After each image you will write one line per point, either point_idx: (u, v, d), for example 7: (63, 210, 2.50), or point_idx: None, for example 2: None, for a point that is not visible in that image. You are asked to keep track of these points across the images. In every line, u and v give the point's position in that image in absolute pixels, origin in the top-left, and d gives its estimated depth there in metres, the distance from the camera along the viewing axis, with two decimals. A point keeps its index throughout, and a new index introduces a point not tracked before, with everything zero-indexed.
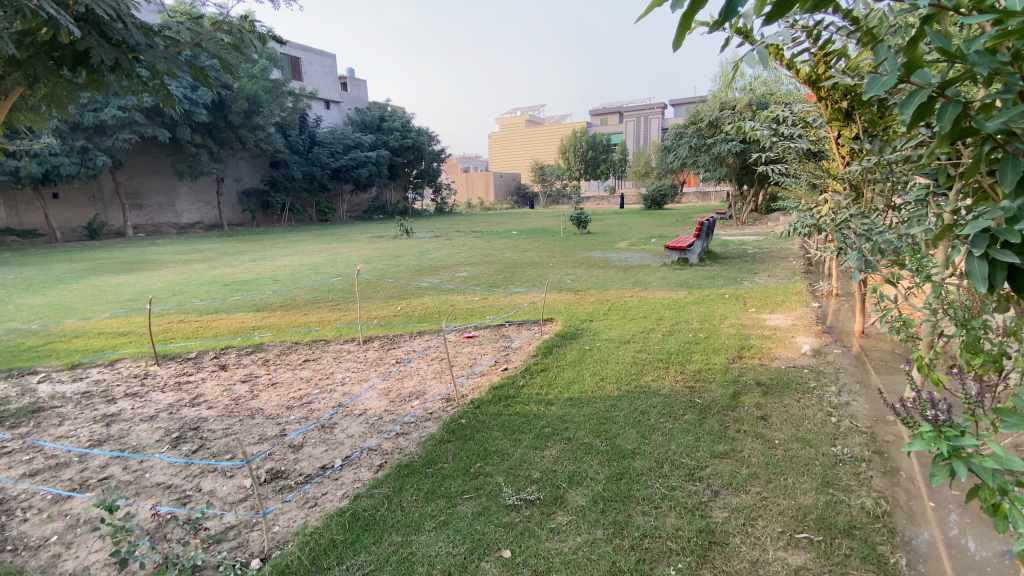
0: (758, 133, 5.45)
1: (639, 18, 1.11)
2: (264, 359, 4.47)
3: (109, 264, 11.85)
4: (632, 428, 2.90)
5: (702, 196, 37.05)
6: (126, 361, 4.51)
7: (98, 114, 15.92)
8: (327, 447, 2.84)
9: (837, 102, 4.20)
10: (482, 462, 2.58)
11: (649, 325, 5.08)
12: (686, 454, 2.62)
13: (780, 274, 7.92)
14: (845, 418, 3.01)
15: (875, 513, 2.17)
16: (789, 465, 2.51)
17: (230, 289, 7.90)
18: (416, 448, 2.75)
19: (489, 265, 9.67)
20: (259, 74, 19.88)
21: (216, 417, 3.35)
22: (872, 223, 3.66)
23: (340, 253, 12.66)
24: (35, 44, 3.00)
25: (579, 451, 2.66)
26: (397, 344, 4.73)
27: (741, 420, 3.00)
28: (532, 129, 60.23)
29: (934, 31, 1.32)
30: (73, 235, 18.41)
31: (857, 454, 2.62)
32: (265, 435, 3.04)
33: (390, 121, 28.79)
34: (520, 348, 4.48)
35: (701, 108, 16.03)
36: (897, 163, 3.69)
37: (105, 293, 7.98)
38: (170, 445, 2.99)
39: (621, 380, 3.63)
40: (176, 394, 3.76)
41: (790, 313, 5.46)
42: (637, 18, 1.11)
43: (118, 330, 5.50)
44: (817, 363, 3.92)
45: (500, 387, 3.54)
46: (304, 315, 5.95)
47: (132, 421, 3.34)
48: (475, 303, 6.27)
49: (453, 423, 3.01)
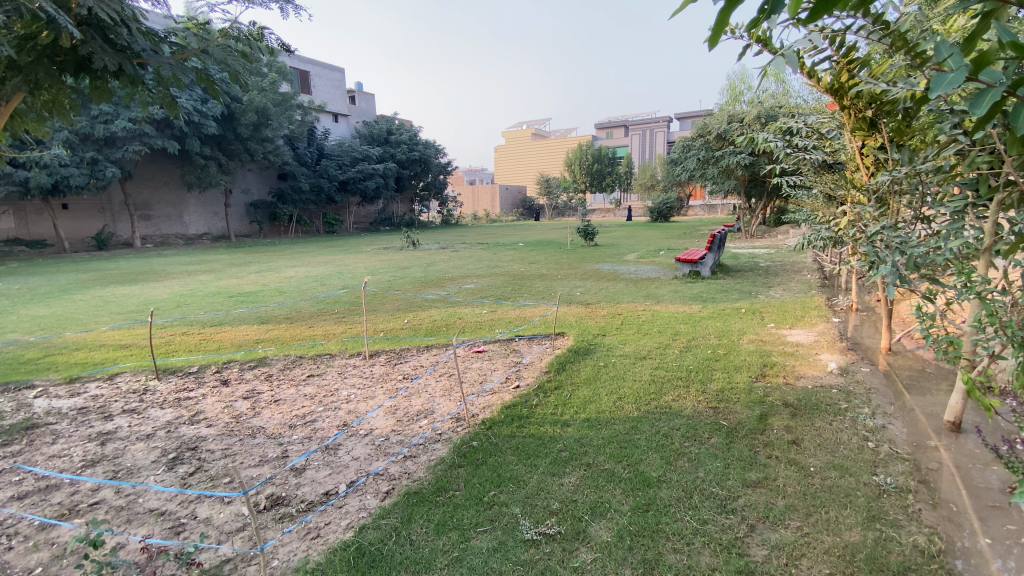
0: (772, 145, 5.28)
1: (676, 14, 1.02)
2: (268, 374, 4.32)
3: (116, 275, 11.83)
4: (656, 453, 2.73)
5: (709, 209, 36.84)
6: (125, 375, 4.38)
7: (108, 126, 16.05)
8: (331, 470, 2.68)
9: (860, 111, 4.05)
10: (496, 490, 2.41)
11: (665, 340, 4.90)
12: (716, 483, 2.44)
13: (795, 288, 7.72)
14: (883, 443, 2.82)
15: (930, 552, 1.97)
16: (829, 497, 2.32)
17: (235, 301, 7.80)
18: (424, 473, 2.58)
19: (497, 277, 9.53)
20: (269, 86, 20.03)
21: (215, 436, 3.19)
22: (905, 235, 3.48)
23: (347, 264, 12.57)
24: (37, 48, 2.93)
25: (600, 479, 2.48)
26: (404, 359, 4.58)
27: (771, 444, 2.82)
28: (537, 142, 60.44)
29: (1001, 27, 1.19)
30: (81, 245, 18.49)
31: (902, 484, 2.42)
32: (266, 456, 2.88)
33: (397, 134, 29.01)
34: (532, 364, 4.31)
35: (709, 121, 15.95)
36: (928, 174, 3.52)
37: (109, 304, 7.90)
38: (166, 467, 2.83)
39: (640, 400, 3.44)
40: (175, 411, 3.61)
41: (811, 328, 5.26)
42: (674, 11, 1.01)
43: (119, 343, 5.37)
44: (845, 383, 3.72)
45: (512, 406, 3.36)
46: (309, 328, 5.81)
47: (128, 440, 3.18)
48: (483, 316, 6.11)
49: (464, 446, 2.83)
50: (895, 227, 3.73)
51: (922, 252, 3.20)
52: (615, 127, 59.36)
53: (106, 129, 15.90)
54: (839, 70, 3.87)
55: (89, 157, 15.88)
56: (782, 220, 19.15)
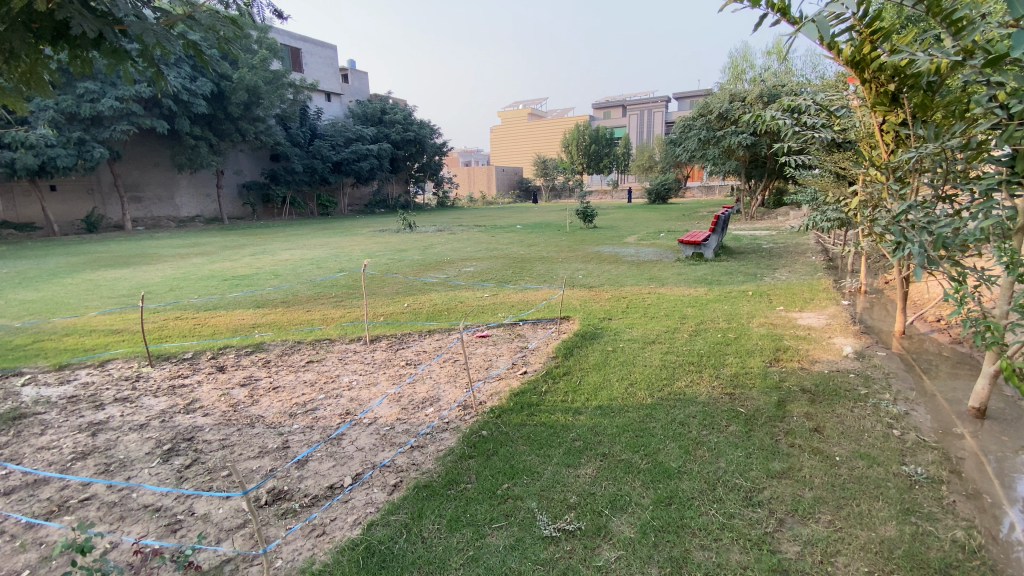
0: (780, 123, 5.07)
1: None
2: (265, 360, 4.18)
3: (106, 258, 11.55)
4: (673, 442, 2.61)
5: (707, 191, 36.55)
6: (117, 362, 4.22)
7: (95, 105, 15.58)
8: (335, 462, 2.55)
9: (882, 85, 3.82)
10: (509, 483, 2.29)
11: (673, 324, 4.78)
12: (739, 474, 2.33)
13: (801, 270, 7.58)
14: (908, 431, 2.72)
15: (971, 548, 1.88)
16: (859, 488, 2.22)
17: (230, 284, 7.59)
18: (434, 464, 2.46)
19: (497, 260, 9.33)
20: (260, 64, 19.38)
21: (212, 426, 3.06)
22: (933, 215, 3.32)
23: (343, 247, 12.30)
24: (10, 13, 2.69)
25: (618, 470, 2.36)
26: (406, 344, 4.44)
27: (793, 432, 2.71)
28: (534, 123, 59.56)
29: None
30: (71, 227, 18.14)
31: (933, 474, 2.32)
32: (265, 447, 2.75)
33: (392, 114, 28.44)
34: (538, 349, 4.17)
35: (710, 99, 15.29)
36: (956, 152, 3.37)
37: (100, 289, 7.67)
38: (161, 459, 2.70)
39: (653, 387, 3.32)
40: (169, 399, 3.47)
41: (821, 311, 5.15)
42: None
43: (110, 328, 5.20)
44: (862, 367, 3.63)
45: (521, 394, 3.24)
46: (306, 312, 5.65)
47: (120, 431, 3.05)
48: (484, 300, 5.97)
49: (474, 436, 2.71)
50: (923, 205, 3.49)
51: (949, 232, 3.04)
52: (613, 107, 58.55)
53: (93, 108, 15.44)
54: (860, 41, 3.62)
55: (76, 137, 15.46)
56: (782, 202, 18.95)
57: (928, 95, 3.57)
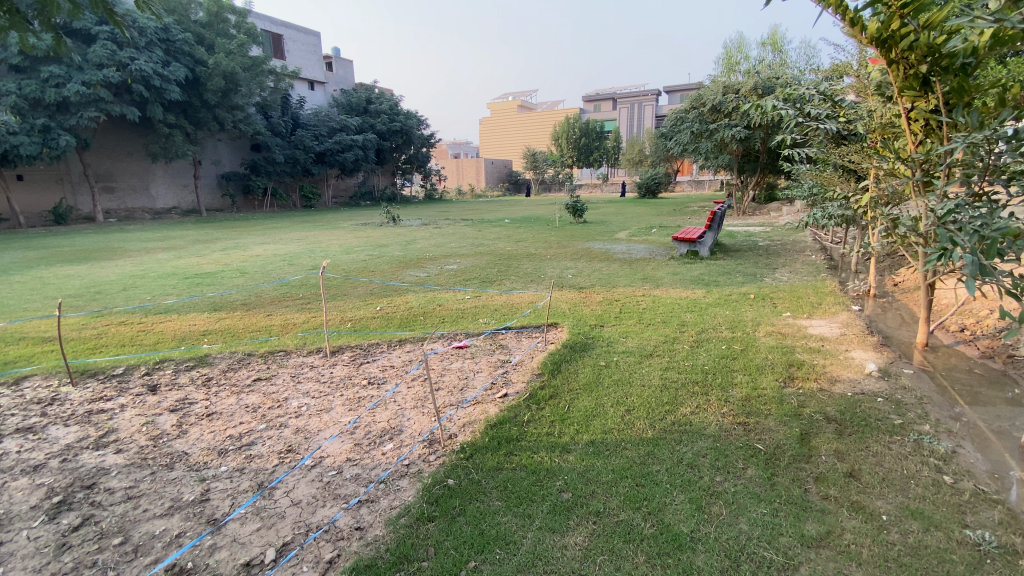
0: (782, 113, 4.58)
1: None
2: (206, 378, 3.61)
3: (67, 253, 10.80)
4: (682, 494, 2.13)
5: (697, 184, 36.38)
6: (34, 380, 3.64)
7: (60, 90, 14.62)
8: (261, 524, 2.03)
9: (911, 67, 3.27)
10: (477, 560, 1.80)
11: (672, 333, 4.29)
12: (768, 543, 1.85)
13: (803, 270, 7.14)
14: (961, 477, 2.26)
15: None
16: (920, 566, 1.76)
17: (190, 283, 6.98)
18: (383, 531, 1.95)
19: (481, 257, 8.81)
20: (237, 50, 18.41)
21: (122, 467, 2.51)
22: (984, 214, 2.83)
23: (321, 241, 11.69)
24: None
25: (615, 539, 1.87)
26: (371, 357, 3.91)
27: (824, 479, 2.24)
28: (523, 115, 58.85)
29: None
30: (39, 219, 17.25)
31: (1005, 542, 1.86)
32: (179, 502, 2.22)
33: (377, 104, 27.58)
34: (522, 364, 3.66)
35: (703, 91, 14.94)
36: (1002, 142, 2.93)
37: (46, 287, 7.00)
38: (47, 517, 2.15)
39: (653, 414, 2.83)
40: (81, 430, 2.91)
41: (832, 318, 4.70)
42: None
43: (42, 336, 4.59)
44: (889, 389, 3.17)
45: (499, 425, 2.73)
46: (266, 316, 5.09)
47: (8, 475, 2.48)
48: (465, 303, 5.46)
49: (437, 487, 2.20)
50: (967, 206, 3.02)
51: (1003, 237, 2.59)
52: (603, 100, 58.08)
53: (58, 93, 14.48)
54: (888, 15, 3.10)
55: (40, 124, 14.50)
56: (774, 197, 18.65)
57: (964, 79, 3.10)
